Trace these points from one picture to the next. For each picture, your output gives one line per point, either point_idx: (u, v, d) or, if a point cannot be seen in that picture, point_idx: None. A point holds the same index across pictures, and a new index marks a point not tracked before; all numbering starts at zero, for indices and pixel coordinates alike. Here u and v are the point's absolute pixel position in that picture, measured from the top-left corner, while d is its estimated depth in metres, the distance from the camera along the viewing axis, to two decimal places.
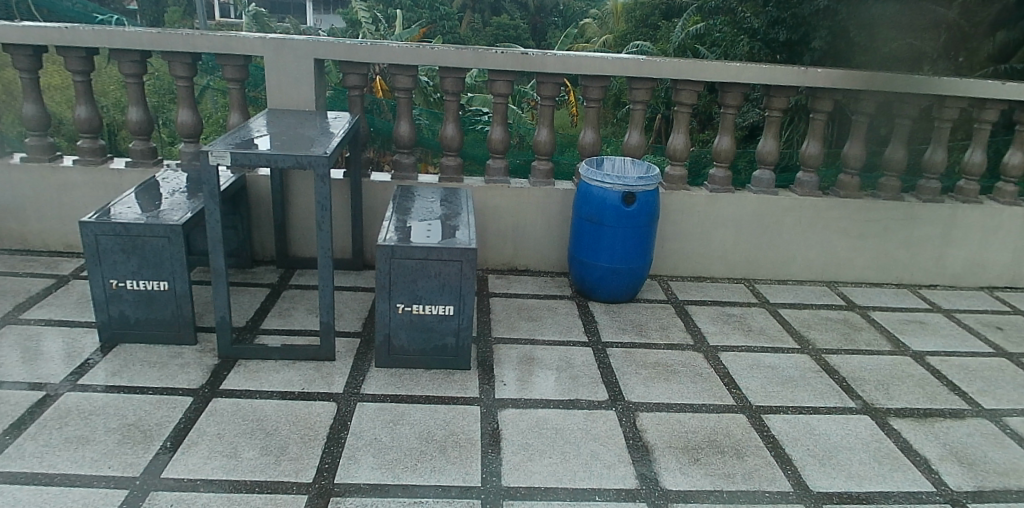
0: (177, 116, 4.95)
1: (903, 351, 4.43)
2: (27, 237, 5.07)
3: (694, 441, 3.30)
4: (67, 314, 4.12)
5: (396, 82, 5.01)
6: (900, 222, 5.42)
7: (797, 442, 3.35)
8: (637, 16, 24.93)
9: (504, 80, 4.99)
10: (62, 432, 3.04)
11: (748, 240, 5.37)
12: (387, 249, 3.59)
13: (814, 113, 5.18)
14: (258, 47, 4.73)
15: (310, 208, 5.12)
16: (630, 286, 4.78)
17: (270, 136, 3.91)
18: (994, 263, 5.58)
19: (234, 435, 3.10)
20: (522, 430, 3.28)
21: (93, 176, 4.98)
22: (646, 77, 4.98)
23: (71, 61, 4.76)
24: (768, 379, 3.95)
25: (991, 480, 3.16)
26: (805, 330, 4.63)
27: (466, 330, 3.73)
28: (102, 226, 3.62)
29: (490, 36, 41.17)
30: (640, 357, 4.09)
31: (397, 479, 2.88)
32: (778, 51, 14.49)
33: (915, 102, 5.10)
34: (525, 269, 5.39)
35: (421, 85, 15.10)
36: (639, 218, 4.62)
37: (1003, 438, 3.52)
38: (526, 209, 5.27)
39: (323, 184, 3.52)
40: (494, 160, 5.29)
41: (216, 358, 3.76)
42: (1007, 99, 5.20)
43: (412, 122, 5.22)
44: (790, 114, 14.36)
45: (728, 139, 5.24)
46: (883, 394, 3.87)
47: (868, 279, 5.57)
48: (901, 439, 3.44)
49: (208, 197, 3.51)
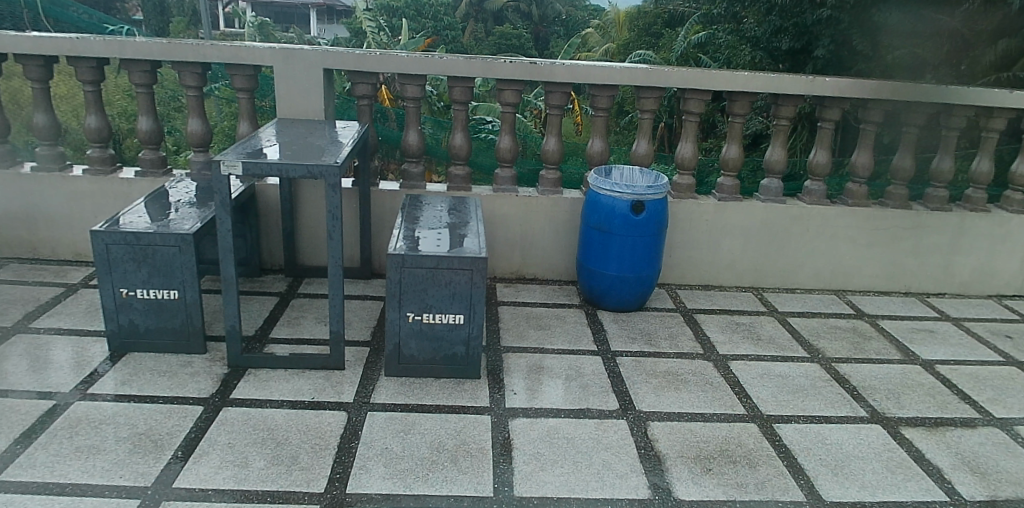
0: (187, 126, 4.97)
1: (914, 360, 4.41)
2: (35, 246, 5.09)
3: (707, 451, 3.28)
4: (76, 323, 4.13)
5: (404, 91, 5.03)
6: (908, 230, 5.41)
7: (809, 452, 3.34)
8: (638, 26, 25.05)
9: (513, 89, 5.00)
10: (73, 442, 3.04)
11: (756, 249, 5.37)
12: (397, 258, 3.60)
13: (821, 122, 5.19)
14: (268, 57, 4.75)
15: (318, 217, 5.13)
16: (639, 295, 4.78)
17: (279, 145, 3.93)
18: (1002, 271, 5.57)
19: (245, 444, 3.10)
20: (534, 439, 3.27)
21: (103, 185, 5.01)
22: (654, 86, 5.00)
23: (82, 71, 4.79)
24: (778, 388, 3.93)
25: (1005, 490, 3.14)
26: (815, 339, 4.61)
27: (476, 339, 3.73)
28: (112, 235, 3.63)
29: (492, 45, 41.35)
30: (650, 366, 4.08)
31: (409, 489, 2.87)
32: (780, 60, 14.53)
33: (923, 111, 5.10)
34: (533, 278, 5.40)
35: (426, 94, 15.23)
36: (648, 227, 4.62)
37: (1016, 447, 3.50)
38: (534, 218, 5.28)
39: (335, 193, 3.53)
40: (501, 169, 5.30)
41: (226, 367, 3.76)
42: (1015, 107, 5.19)
43: (421, 132, 5.23)
44: (794, 122, 14.38)
45: (736, 148, 5.24)
46: (894, 403, 3.86)
47: (876, 287, 5.55)
48: (913, 448, 3.42)
49: (219, 206, 3.51)
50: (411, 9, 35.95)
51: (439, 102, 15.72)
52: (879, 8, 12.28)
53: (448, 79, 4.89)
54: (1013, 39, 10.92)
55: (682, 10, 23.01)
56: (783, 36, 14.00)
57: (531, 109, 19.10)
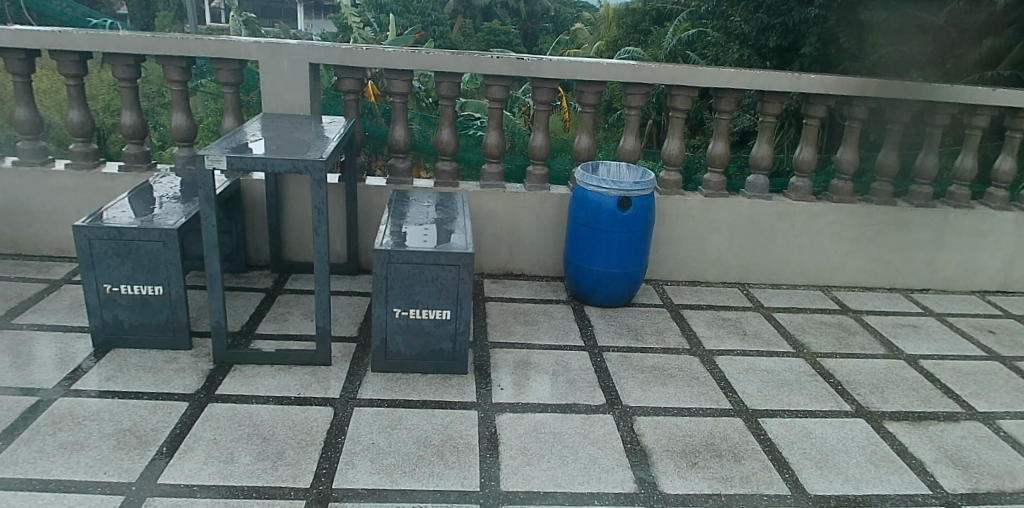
0: (224, 123, 4.96)
1: (897, 355, 4.51)
2: (18, 242, 5.06)
3: (692, 445, 3.34)
4: (59, 319, 4.10)
5: (441, 90, 5.05)
6: (892, 226, 5.51)
7: (793, 445, 3.41)
8: (626, 24, 25.14)
9: (549, 88, 5.03)
10: (56, 438, 3.04)
11: (744, 244, 5.45)
12: (383, 254, 3.61)
13: (806, 118, 5.27)
14: (254, 51, 4.75)
15: (305, 213, 5.12)
16: (625, 291, 4.83)
17: (264, 140, 3.93)
18: (985, 267, 5.69)
19: (230, 440, 3.11)
20: (520, 435, 3.31)
21: (87, 181, 4.97)
22: (689, 84, 5.06)
23: (118, 69, 4.75)
24: (764, 383, 4.00)
25: (984, 482, 3.23)
26: (800, 334, 4.69)
27: (463, 334, 3.76)
28: (95, 230, 3.61)
29: (480, 41, 41.27)
30: (638, 361, 4.14)
31: (395, 484, 2.90)
32: (767, 59, 14.37)
33: (908, 109, 5.19)
34: (519, 274, 5.43)
35: (417, 90, 15.25)
36: (634, 223, 4.67)
37: (997, 440, 3.59)
38: (518, 213, 5.31)
39: (321, 189, 3.54)
40: (534, 167, 5.34)
41: (211, 363, 3.77)
42: (998, 105, 5.29)
43: (454, 130, 5.24)
44: (781, 120, 14.52)
45: (768, 146, 5.32)
46: (877, 397, 3.95)
47: (861, 283, 5.66)
48: (897, 442, 3.51)
49: (203, 202, 3.51)
50: (399, 5, 35.81)
51: (430, 98, 15.77)
52: (865, 6, 12.18)
53: (435, 75, 4.90)
54: (997, 38, 11.43)
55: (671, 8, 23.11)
56: (771, 33, 13.91)
57: (520, 105, 19.16)
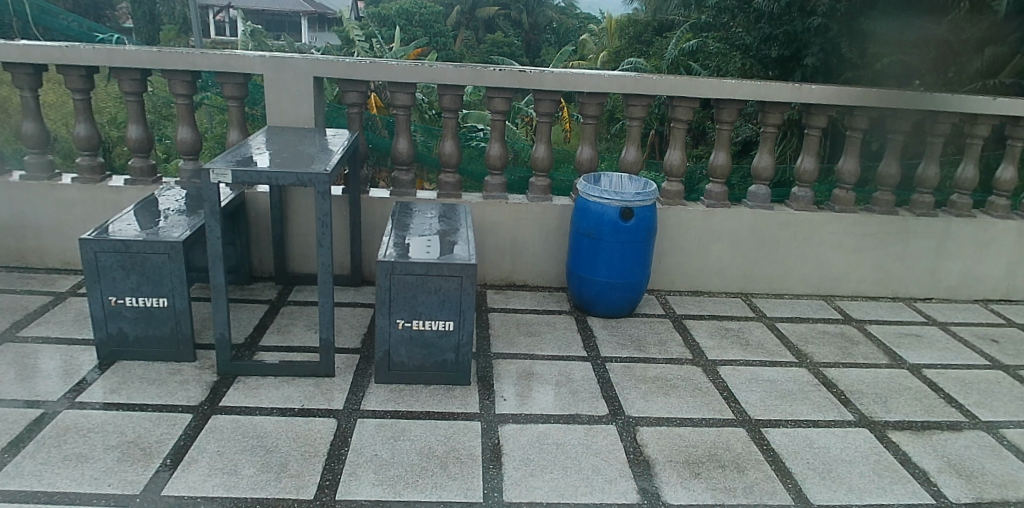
0: (178, 133, 4.83)
1: (900, 364, 4.34)
2: (23, 254, 4.89)
3: (695, 455, 3.22)
4: (65, 332, 3.99)
5: (396, 99, 4.96)
6: (897, 236, 5.32)
7: (796, 456, 3.28)
8: (628, 35, 25.21)
9: (502, 97, 4.91)
10: (62, 450, 2.94)
11: (748, 255, 5.26)
12: (386, 264, 3.52)
13: (808, 128, 5.09)
14: (257, 64, 4.63)
15: (309, 223, 5.07)
16: (630, 301, 4.69)
17: (269, 153, 3.96)
18: (986, 276, 5.47)
19: (234, 452, 3.00)
20: (523, 446, 3.20)
21: (91, 193, 4.80)
22: (643, 94, 4.90)
23: (70, 79, 4.62)
24: (766, 393, 3.86)
25: (991, 492, 3.09)
26: (803, 344, 4.52)
27: (466, 345, 3.64)
28: (102, 243, 3.52)
29: (483, 53, 41.41)
30: (640, 372, 4.01)
31: (399, 495, 2.79)
32: (771, 68, 14.12)
33: (909, 118, 5.03)
34: (523, 285, 5.29)
35: (419, 102, 15.32)
36: (637, 234, 4.53)
37: (1001, 449, 3.45)
38: (524, 224, 5.18)
39: (324, 200, 3.48)
40: (493, 176, 5.25)
41: (215, 375, 3.65)
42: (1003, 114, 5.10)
43: (457, 142, 5.14)
44: (782, 129, 14.45)
45: (767, 157, 5.17)
46: (881, 406, 3.80)
47: (865, 293, 5.45)
48: (899, 451, 3.37)
49: (208, 214, 3.39)
50: (401, 18, 35.96)
51: (432, 110, 15.80)
52: (868, 15, 11.86)
53: (440, 88, 4.81)
54: (998, 46, 10.75)
55: (671, 18, 23.11)
56: (772, 43, 13.65)
57: (523, 117, 19.27)
